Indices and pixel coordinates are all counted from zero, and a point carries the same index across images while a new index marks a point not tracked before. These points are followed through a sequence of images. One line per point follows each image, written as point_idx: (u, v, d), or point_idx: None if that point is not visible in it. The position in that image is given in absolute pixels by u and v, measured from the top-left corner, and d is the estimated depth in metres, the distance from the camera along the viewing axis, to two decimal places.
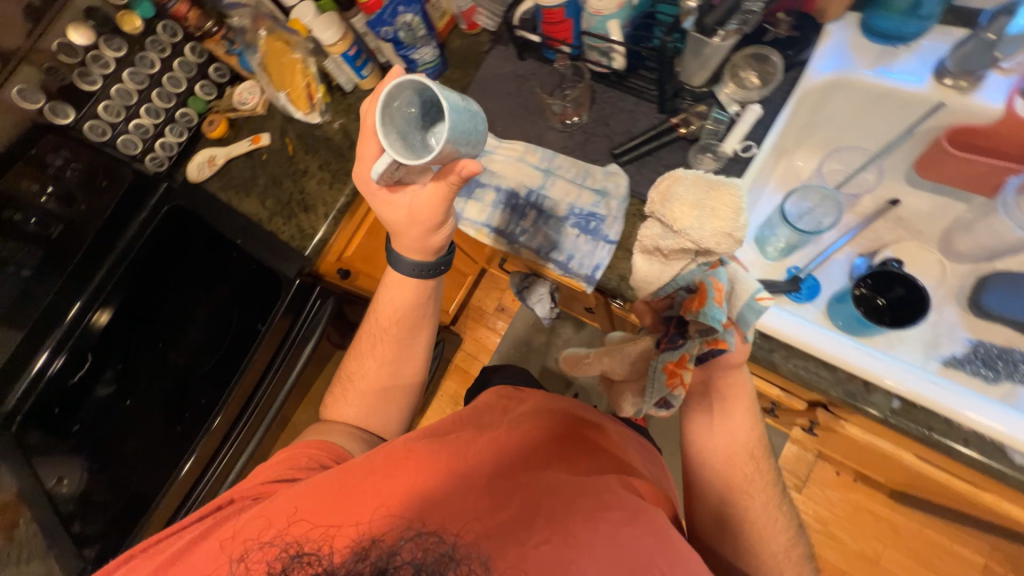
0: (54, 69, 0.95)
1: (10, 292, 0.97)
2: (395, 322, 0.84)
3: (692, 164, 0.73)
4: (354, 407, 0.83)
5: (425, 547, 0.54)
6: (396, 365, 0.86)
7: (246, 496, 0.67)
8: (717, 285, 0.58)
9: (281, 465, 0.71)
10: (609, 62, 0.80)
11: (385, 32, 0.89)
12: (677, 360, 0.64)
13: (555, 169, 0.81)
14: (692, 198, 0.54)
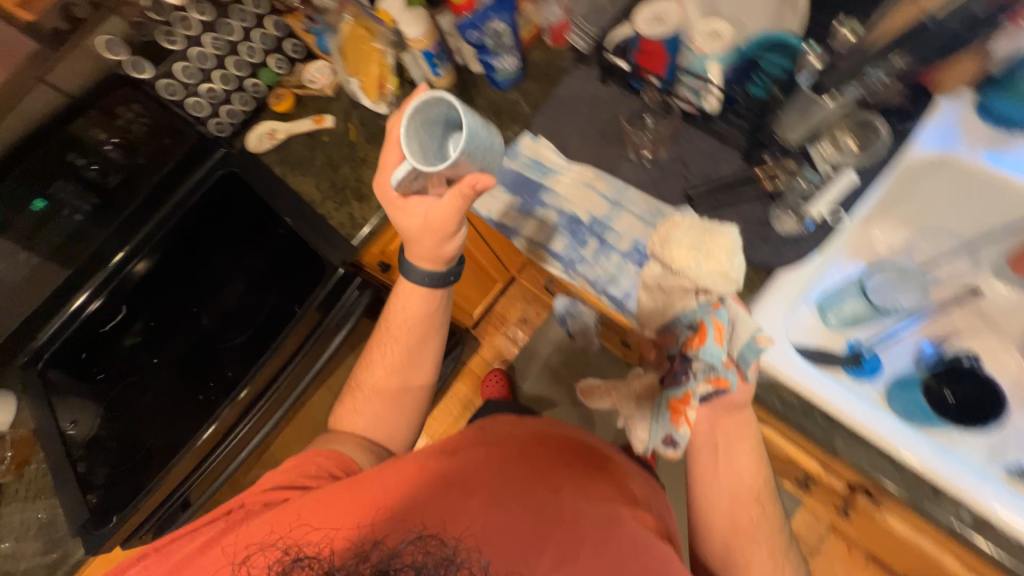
0: (142, 24, 0.96)
1: (61, 231, 1.00)
2: (408, 324, 0.76)
3: (772, 222, 0.70)
4: (363, 417, 0.76)
5: (427, 550, 0.53)
6: (407, 370, 0.77)
7: (252, 501, 0.65)
8: (718, 323, 0.60)
9: (289, 473, 0.68)
10: (699, 102, 0.76)
11: (472, 37, 0.87)
12: (681, 398, 0.63)
13: (624, 202, 0.79)
14: (690, 242, 0.59)
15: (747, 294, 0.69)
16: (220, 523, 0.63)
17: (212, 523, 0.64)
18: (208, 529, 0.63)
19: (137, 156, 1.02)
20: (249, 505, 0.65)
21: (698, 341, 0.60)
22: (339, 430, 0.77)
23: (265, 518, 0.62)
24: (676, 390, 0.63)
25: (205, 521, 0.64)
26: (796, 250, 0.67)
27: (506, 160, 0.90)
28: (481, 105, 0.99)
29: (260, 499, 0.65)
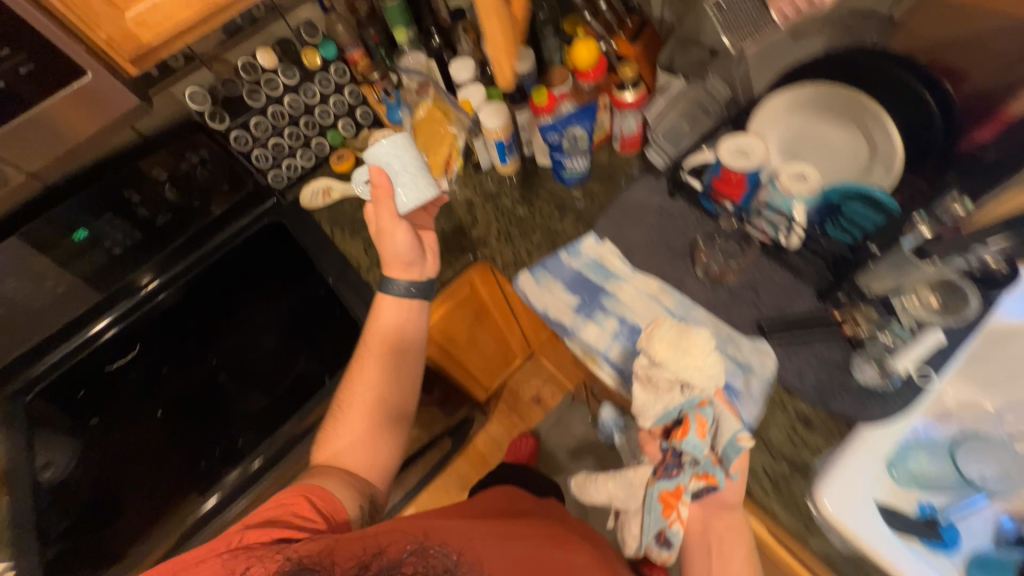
0: (231, 81, 1.00)
1: (95, 261, 0.96)
2: (398, 352, 0.78)
3: (854, 371, 0.66)
4: (343, 444, 0.74)
5: (429, 560, 0.55)
6: (391, 399, 0.77)
7: (248, 531, 0.60)
8: (701, 419, 0.60)
9: (276, 507, 0.63)
10: (775, 235, 0.76)
11: (551, 138, 0.89)
12: (672, 490, 0.61)
13: (691, 320, 0.77)
14: (671, 339, 0.63)
15: (827, 444, 0.64)
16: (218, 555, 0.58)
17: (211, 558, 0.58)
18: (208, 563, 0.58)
19: (192, 197, 1.01)
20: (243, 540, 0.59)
21: (678, 433, 0.61)
22: (325, 464, 0.73)
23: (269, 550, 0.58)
24: (667, 481, 0.61)
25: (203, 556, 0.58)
26: (883, 406, 0.63)
27: (566, 256, 0.89)
28: (543, 197, 1.00)
29: (259, 530, 0.60)
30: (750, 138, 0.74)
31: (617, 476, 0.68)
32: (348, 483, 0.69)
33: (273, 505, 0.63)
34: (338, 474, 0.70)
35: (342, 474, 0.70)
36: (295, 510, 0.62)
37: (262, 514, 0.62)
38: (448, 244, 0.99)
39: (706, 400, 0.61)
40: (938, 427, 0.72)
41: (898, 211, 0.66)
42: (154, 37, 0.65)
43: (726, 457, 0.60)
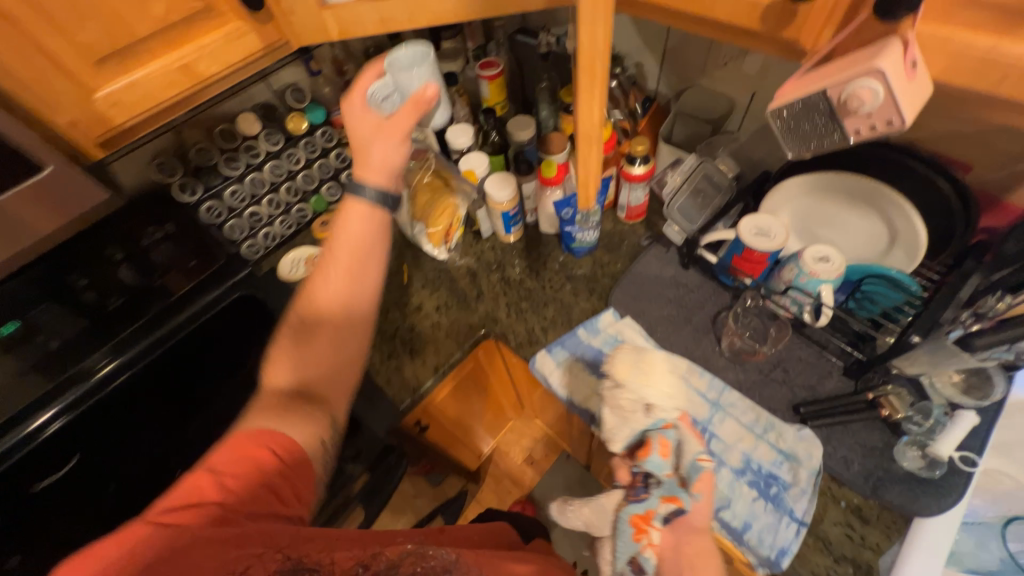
0: (205, 149, 0.91)
1: (17, 366, 0.75)
2: (356, 285, 0.64)
3: (898, 457, 0.65)
4: (290, 376, 0.59)
5: (428, 561, 0.54)
6: (346, 334, 0.62)
7: (209, 496, 0.48)
8: (664, 441, 0.61)
9: (231, 454, 0.50)
10: (799, 312, 0.75)
11: (564, 213, 0.87)
12: (642, 514, 0.60)
13: (726, 404, 0.73)
14: (631, 361, 0.66)
15: (887, 540, 0.61)
16: (170, 529, 0.45)
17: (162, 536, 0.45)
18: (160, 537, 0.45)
19: (154, 276, 0.85)
20: (200, 510, 0.47)
21: (641, 453, 0.62)
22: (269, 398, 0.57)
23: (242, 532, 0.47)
24: (637, 505, 0.60)
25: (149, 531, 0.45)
26: (936, 497, 0.62)
27: (584, 333, 0.84)
28: (552, 267, 0.96)
29: (224, 493, 0.49)
30: (768, 218, 0.75)
31: (594, 503, 0.67)
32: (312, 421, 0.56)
33: (241, 460, 0.50)
34: (306, 409, 0.57)
35: (301, 405, 0.57)
36: (266, 477, 0.50)
37: (227, 474, 0.50)
38: (453, 320, 0.92)
39: (671, 423, 0.63)
40: (993, 505, 0.73)
41: (921, 292, 0.66)
42: (127, 118, 0.56)
43: (689, 478, 0.60)
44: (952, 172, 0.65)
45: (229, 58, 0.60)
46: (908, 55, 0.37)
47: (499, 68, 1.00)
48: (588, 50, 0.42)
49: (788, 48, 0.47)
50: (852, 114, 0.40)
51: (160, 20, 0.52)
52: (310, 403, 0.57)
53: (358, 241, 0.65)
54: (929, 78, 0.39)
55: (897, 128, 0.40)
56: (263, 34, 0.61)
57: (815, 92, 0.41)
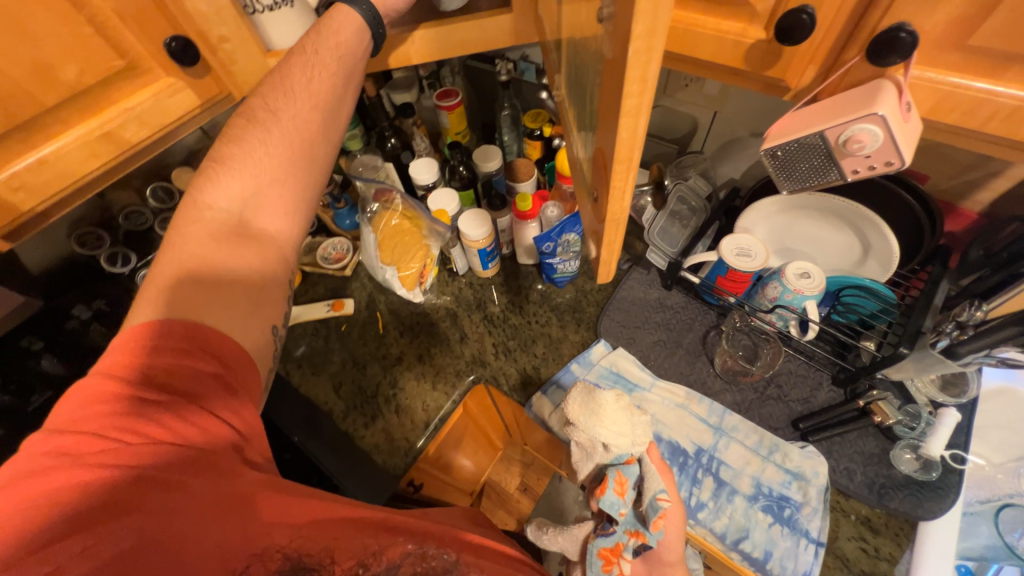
0: (137, 213, 0.83)
1: None
2: (324, 105, 0.54)
3: (896, 462, 0.67)
4: (222, 204, 0.49)
5: (428, 561, 0.48)
6: (297, 162, 0.53)
7: (135, 417, 0.40)
8: (623, 478, 0.59)
9: (162, 354, 0.42)
10: (784, 327, 0.76)
11: (544, 247, 0.83)
12: (611, 547, 0.60)
13: (729, 429, 0.73)
14: (583, 401, 0.62)
15: (899, 548, 0.63)
16: (97, 457, 0.38)
17: (86, 471, 0.37)
18: (87, 478, 0.37)
19: (85, 360, 0.70)
20: (123, 431, 0.39)
21: (598, 490, 0.60)
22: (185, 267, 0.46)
23: (194, 487, 0.40)
24: (606, 539, 0.60)
25: (63, 467, 0.37)
26: (936, 499, 0.64)
27: (578, 368, 0.82)
28: (534, 299, 0.92)
29: (156, 431, 0.40)
30: (748, 238, 0.76)
31: (566, 531, 0.67)
32: (255, 263, 0.50)
33: (179, 370, 0.42)
34: (244, 248, 0.49)
35: (245, 241, 0.50)
36: (209, 402, 0.43)
37: (169, 380, 0.42)
38: (437, 368, 0.86)
39: (632, 459, 0.60)
40: (979, 490, 0.74)
41: (894, 298, 0.70)
42: (39, 201, 0.48)
43: (649, 515, 0.57)
44: (911, 184, 0.69)
45: (162, 119, 0.52)
46: (903, 98, 0.37)
47: (458, 98, 0.93)
48: (625, 144, 0.32)
49: (771, 85, 0.47)
50: (853, 154, 0.41)
51: (72, 86, 0.45)
52: (257, 282, 0.50)
53: (329, 64, 0.53)
54: (919, 117, 0.39)
55: (897, 167, 0.40)
56: (200, 89, 0.54)
57: (813, 134, 0.42)
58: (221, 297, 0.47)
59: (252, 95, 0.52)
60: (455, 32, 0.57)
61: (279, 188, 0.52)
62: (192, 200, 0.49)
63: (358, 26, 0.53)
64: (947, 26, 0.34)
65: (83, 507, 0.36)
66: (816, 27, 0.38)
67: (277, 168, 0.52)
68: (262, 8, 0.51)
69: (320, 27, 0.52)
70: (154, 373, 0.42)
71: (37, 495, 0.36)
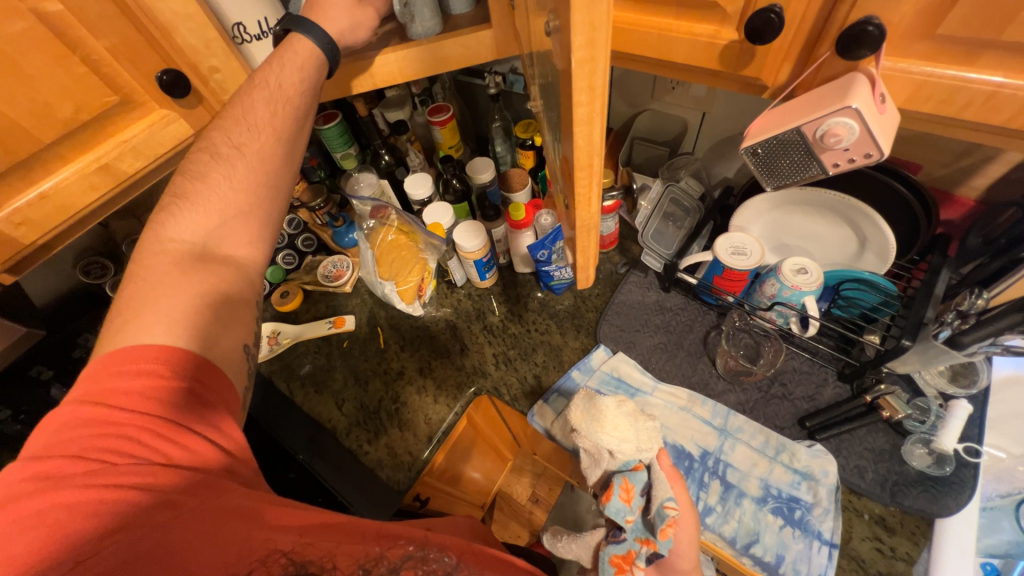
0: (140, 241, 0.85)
1: None
2: (284, 135, 0.56)
3: (907, 457, 0.66)
4: (184, 230, 0.51)
5: (428, 564, 0.47)
6: (255, 182, 0.54)
7: (116, 438, 0.40)
8: (629, 485, 0.59)
9: (130, 381, 0.42)
10: (784, 323, 0.75)
11: (539, 254, 0.83)
12: (623, 554, 0.58)
13: (733, 430, 0.72)
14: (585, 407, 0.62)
15: (916, 547, 0.61)
16: (81, 477, 0.38)
17: (68, 492, 0.37)
18: (73, 498, 0.37)
19: None
20: (105, 452, 0.40)
21: (604, 496, 0.60)
22: (163, 286, 0.48)
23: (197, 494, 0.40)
24: (617, 545, 0.59)
25: (46, 490, 0.37)
26: (950, 494, 0.62)
27: (579, 375, 0.82)
28: (533, 307, 0.93)
29: (141, 448, 0.41)
30: (743, 236, 0.75)
31: (580, 538, 0.67)
32: (227, 283, 0.51)
33: (158, 389, 0.43)
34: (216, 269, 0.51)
35: (212, 263, 0.51)
36: (183, 419, 0.43)
37: (136, 403, 0.42)
38: (439, 381, 0.86)
39: (640, 466, 0.60)
40: (998, 483, 0.73)
41: (895, 289, 0.69)
42: (39, 234, 0.50)
43: (656, 523, 0.56)
44: (905, 174, 0.69)
45: (156, 149, 0.54)
46: (877, 89, 0.37)
47: (449, 112, 0.94)
48: (585, 151, 0.33)
49: (748, 83, 0.47)
50: (831, 148, 0.41)
51: (69, 122, 0.47)
52: (238, 300, 0.52)
53: (286, 99, 0.54)
54: (894, 108, 0.39)
55: (877, 158, 0.40)
56: (193, 118, 0.56)
57: (790, 130, 0.42)
58: (214, 320, 0.49)
59: (213, 128, 0.53)
60: (438, 49, 0.58)
61: (244, 221, 0.54)
62: (155, 232, 0.51)
63: (318, 59, 0.53)
64: (914, 15, 0.34)
65: (71, 527, 0.36)
66: (784, 25, 0.39)
67: (243, 201, 0.54)
68: (249, 38, 0.53)
69: (280, 57, 0.53)
70: (124, 398, 0.42)
71: (42, 507, 0.37)
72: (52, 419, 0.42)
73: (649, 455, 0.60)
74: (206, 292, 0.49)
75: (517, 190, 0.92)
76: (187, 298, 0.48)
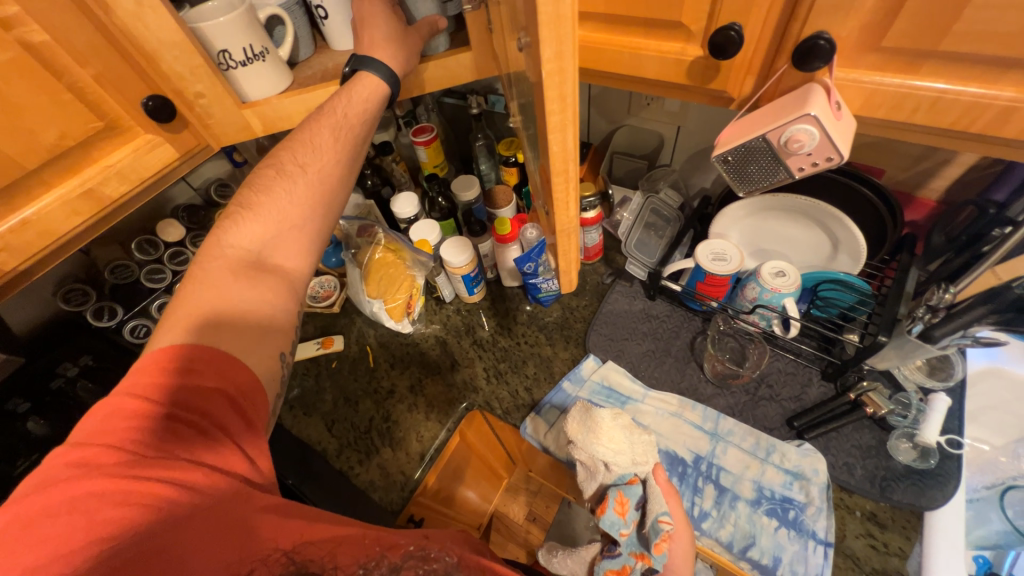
0: (124, 266, 0.84)
1: None
2: (344, 159, 0.59)
3: (893, 452, 0.67)
4: (252, 238, 0.54)
5: (429, 563, 0.47)
6: (319, 192, 0.58)
7: (156, 433, 0.41)
8: (624, 498, 0.58)
9: (181, 377, 0.44)
10: (768, 326, 0.77)
11: (526, 267, 0.84)
12: (618, 570, 0.57)
13: (724, 433, 0.73)
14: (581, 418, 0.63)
15: (908, 542, 0.62)
16: (115, 468, 0.39)
17: (108, 480, 0.38)
18: (107, 487, 0.38)
19: (73, 418, 0.69)
20: (139, 445, 0.40)
21: (598, 509, 0.59)
22: (206, 291, 0.50)
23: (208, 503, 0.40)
24: (613, 560, 0.58)
25: (83, 477, 0.38)
26: (938, 487, 0.63)
27: (570, 386, 0.82)
28: (522, 320, 0.93)
29: (181, 447, 0.42)
30: (724, 243, 0.77)
31: (575, 553, 0.66)
32: (270, 292, 0.53)
33: (195, 390, 0.44)
34: (257, 274, 0.53)
35: (264, 272, 0.54)
36: (222, 422, 0.44)
37: (190, 398, 0.43)
38: (431, 397, 0.86)
39: (635, 479, 0.60)
40: (983, 475, 0.75)
41: (869, 288, 0.71)
42: (22, 260, 0.49)
43: (650, 538, 0.55)
44: (871, 180, 0.72)
45: (141, 174, 0.54)
46: (833, 98, 0.40)
47: (433, 133, 0.96)
48: (559, 156, 0.35)
49: (715, 97, 0.50)
50: (795, 152, 0.43)
51: (54, 148, 0.47)
52: (260, 307, 0.52)
53: (343, 124, 0.57)
54: (852, 115, 0.42)
55: (837, 162, 0.43)
56: (178, 143, 0.56)
57: (756, 137, 0.44)
58: (203, 328, 0.47)
59: (282, 148, 0.58)
60: (421, 71, 0.61)
61: (279, 225, 0.56)
62: (218, 237, 0.54)
63: (383, 93, 0.57)
64: (859, 31, 0.37)
65: (102, 516, 0.37)
66: (743, 42, 0.41)
67: (298, 216, 0.57)
68: (235, 64, 0.53)
69: (348, 91, 0.56)
70: (178, 396, 0.43)
71: (74, 496, 0.37)
72: (97, 408, 0.42)
73: (643, 467, 0.60)
74: (217, 298, 0.49)
75: (503, 206, 0.94)
76: (170, 320, 0.47)
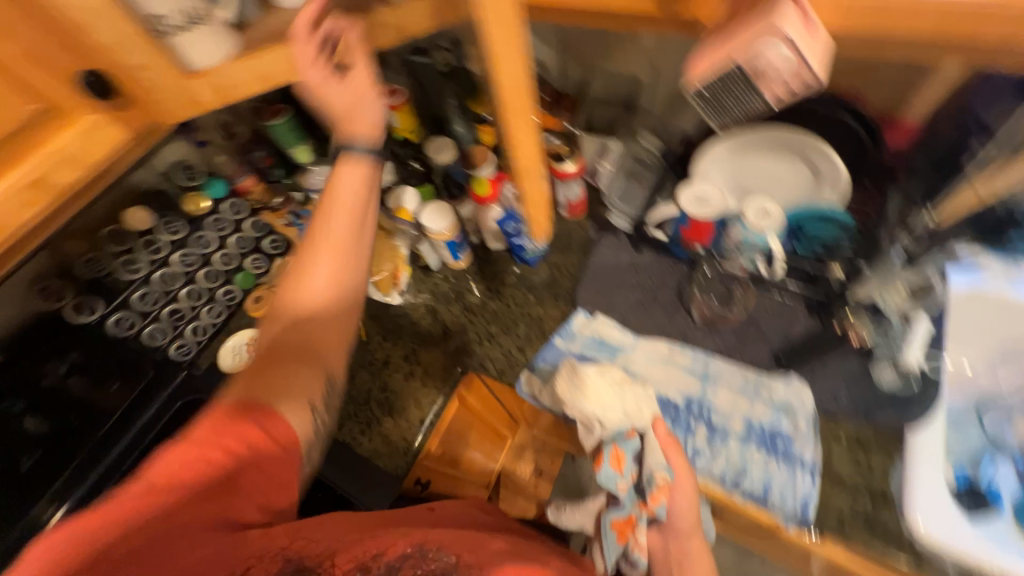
0: (97, 259, 0.83)
1: None
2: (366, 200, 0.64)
3: (875, 377, 0.69)
4: (310, 289, 0.61)
5: (429, 563, 0.53)
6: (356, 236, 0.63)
7: (182, 462, 0.49)
8: (621, 453, 0.63)
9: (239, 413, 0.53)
10: (753, 267, 0.77)
11: (510, 228, 0.86)
12: (624, 519, 0.63)
13: (714, 375, 0.74)
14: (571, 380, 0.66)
15: (889, 460, 0.65)
16: (148, 489, 0.48)
17: (138, 499, 0.48)
18: (137, 503, 0.48)
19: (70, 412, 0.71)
20: (168, 469, 0.49)
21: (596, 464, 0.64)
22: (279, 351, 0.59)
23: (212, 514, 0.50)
24: (618, 512, 0.63)
25: (123, 496, 0.48)
26: (919, 407, 0.66)
27: (561, 342, 0.83)
28: (510, 281, 0.93)
29: (203, 471, 0.50)
30: (708, 186, 0.76)
31: (581, 508, 0.67)
32: (319, 331, 0.61)
33: (218, 425, 0.51)
34: (312, 323, 0.61)
35: (314, 316, 0.61)
36: (233, 445, 0.50)
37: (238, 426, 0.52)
38: (425, 365, 0.86)
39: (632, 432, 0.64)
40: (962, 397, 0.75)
41: (849, 220, 0.72)
42: None
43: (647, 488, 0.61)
44: (853, 106, 0.72)
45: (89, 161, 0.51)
46: (808, 17, 0.38)
47: (404, 96, 0.92)
48: None
49: (688, 26, 0.47)
50: (770, 80, 0.41)
51: None
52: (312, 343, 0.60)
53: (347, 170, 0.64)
54: (829, 34, 0.39)
55: (815, 87, 0.41)
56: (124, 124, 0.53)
57: (730, 68, 0.42)
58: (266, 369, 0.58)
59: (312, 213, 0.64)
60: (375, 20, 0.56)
61: (327, 272, 0.62)
62: (290, 301, 0.61)
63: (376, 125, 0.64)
64: None
65: (134, 525, 0.47)
66: None
67: (342, 257, 0.62)
68: (171, 30, 0.49)
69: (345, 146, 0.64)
70: (208, 425, 0.51)
71: (118, 510, 0.47)
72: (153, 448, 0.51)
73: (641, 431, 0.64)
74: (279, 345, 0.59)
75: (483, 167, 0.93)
76: None
